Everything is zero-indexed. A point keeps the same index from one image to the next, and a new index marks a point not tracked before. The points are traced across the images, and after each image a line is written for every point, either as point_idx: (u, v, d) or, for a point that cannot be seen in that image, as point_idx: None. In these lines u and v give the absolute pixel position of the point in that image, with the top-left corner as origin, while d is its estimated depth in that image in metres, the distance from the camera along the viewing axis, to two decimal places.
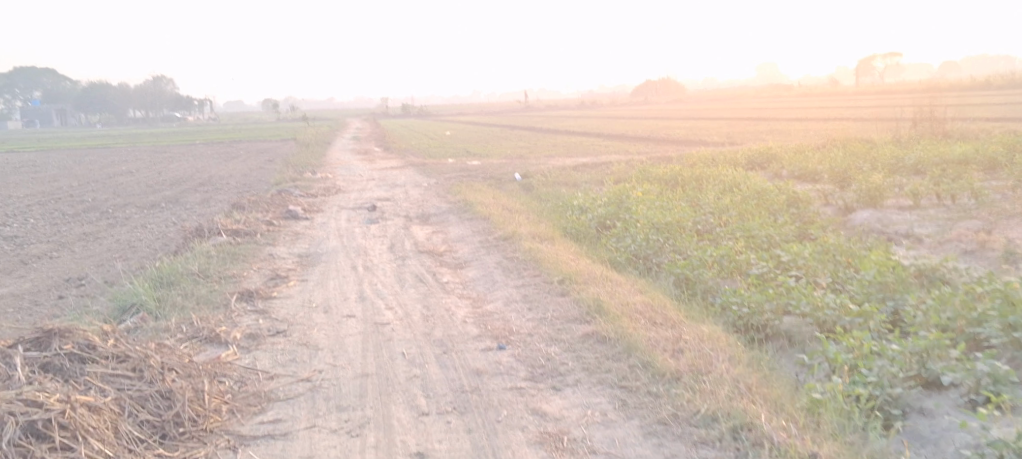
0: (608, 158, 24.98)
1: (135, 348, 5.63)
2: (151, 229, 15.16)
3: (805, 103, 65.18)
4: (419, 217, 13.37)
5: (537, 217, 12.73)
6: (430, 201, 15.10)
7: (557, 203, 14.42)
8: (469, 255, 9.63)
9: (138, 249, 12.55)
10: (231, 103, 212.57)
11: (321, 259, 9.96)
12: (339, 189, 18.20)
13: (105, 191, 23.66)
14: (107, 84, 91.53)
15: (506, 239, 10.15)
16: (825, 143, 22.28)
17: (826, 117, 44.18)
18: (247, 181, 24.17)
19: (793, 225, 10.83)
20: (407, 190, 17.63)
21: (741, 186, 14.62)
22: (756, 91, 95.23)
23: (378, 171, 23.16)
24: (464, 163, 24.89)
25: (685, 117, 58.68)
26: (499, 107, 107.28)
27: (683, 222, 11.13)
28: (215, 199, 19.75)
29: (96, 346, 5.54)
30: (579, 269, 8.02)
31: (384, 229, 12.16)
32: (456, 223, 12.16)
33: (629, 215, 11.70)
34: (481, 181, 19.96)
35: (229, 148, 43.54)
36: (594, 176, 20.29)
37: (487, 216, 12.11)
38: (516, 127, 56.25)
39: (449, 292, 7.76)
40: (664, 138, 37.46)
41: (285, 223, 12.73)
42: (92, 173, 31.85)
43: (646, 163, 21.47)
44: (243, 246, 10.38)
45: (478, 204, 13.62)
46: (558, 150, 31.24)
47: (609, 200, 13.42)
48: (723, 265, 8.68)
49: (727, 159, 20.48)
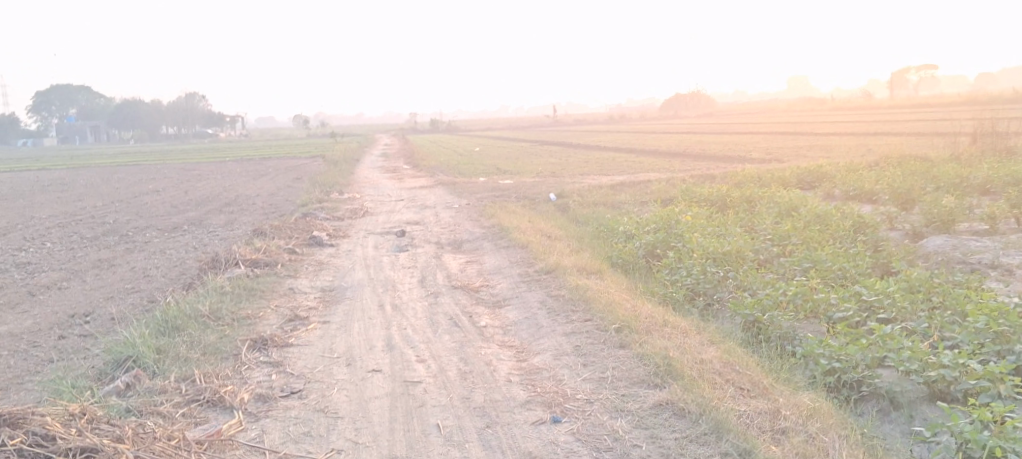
0: (646, 176, 23.95)
1: (104, 439, 4.81)
2: (169, 255, 14.41)
3: (842, 116, 63.53)
4: (451, 244, 12.46)
5: (579, 244, 11.78)
6: (463, 226, 14.20)
7: (600, 228, 13.46)
8: (509, 292, 8.68)
9: (152, 280, 11.77)
10: (262, 120, 214.89)
11: (346, 295, 9.08)
12: (367, 211, 17.37)
13: (128, 212, 23.08)
14: (140, 101, 92.28)
15: (549, 272, 9.22)
16: (877, 160, 21.05)
17: (867, 132, 42.69)
18: (272, 202, 23.46)
19: (866, 256, 9.79)
20: (438, 213, 16.74)
21: (798, 208, 13.52)
22: (789, 104, 93.45)
23: (407, 191, 22.31)
24: (496, 182, 23.99)
25: (719, 132, 57.33)
26: (527, 122, 106.69)
27: (742, 252, 10.16)
28: (239, 222, 19.03)
29: (57, 437, 4.76)
30: (637, 311, 7.05)
31: (413, 258, 11.26)
32: (492, 252, 11.23)
33: (682, 244, 10.73)
34: (515, 202, 19.03)
35: (257, 165, 43.07)
36: (634, 197, 19.25)
37: (526, 244, 11.17)
38: (547, 143, 55.40)
39: (489, 340, 6.82)
40: (701, 154, 36.27)
41: (309, 251, 11.88)
42: (118, 192, 31.43)
43: (688, 182, 20.39)
44: (261, 279, 9.53)
45: (515, 229, 12.68)
46: (591, 167, 30.25)
47: (655, 225, 12.43)
48: (798, 305, 7.71)
49: (774, 178, 19.34)
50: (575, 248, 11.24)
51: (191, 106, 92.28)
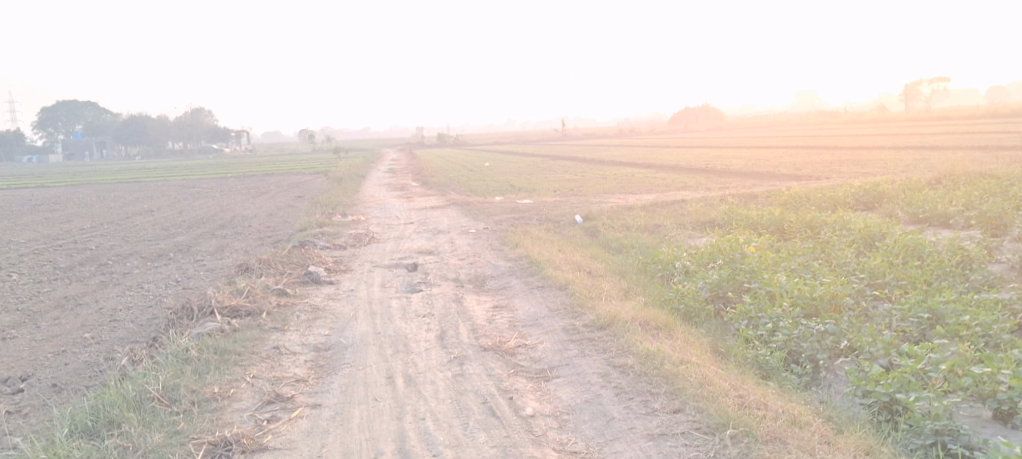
0: (679, 195, 21.95)
1: None
2: (145, 292, 12.52)
3: (863, 130, 61.44)
4: (473, 281, 10.57)
5: (628, 284, 9.85)
6: (484, 257, 12.26)
7: (645, 262, 11.52)
8: (553, 354, 6.78)
9: (117, 326, 9.90)
10: (271, 135, 214.75)
11: (347, 356, 7.22)
12: (373, 238, 15.46)
13: (115, 236, 21.25)
14: (145, 116, 90.97)
15: (602, 328, 7.32)
16: (937, 178, 18.97)
17: (899, 146, 40.60)
18: (271, 224, 21.58)
19: (997, 304, 7.82)
20: (453, 240, 14.80)
21: (878, 240, 11.49)
22: (803, 117, 91.50)
23: (417, 212, 20.42)
24: (514, 202, 22.03)
25: (736, 146, 55.36)
26: (537, 138, 105.01)
27: (838, 296, 8.27)
28: (232, 249, 17.17)
29: None
30: (746, 401, 5.21)
31: (428, 301, 9.35)
32: (523, 296, 9.32)
33: (757, 286, 8.85)
34: (537, 226, 17.10)
35: (259, 182, 41.22)
36: (670, 221, 17.28)
37: (564, 287, 9.25)
38: (559, 157, 53.50)
39: (541, 442, 5.05)
40: (725, 170, 34.19)
41: (303, 292, 10.01)
42: (110, 211, 29.62)
43: (728, 204, 18.38)
44: (241, 336, 7.70)
45: (548, 264, 10.74)
46: (614, 185, 28.30)
47: (716, 259, 10.47)
48: (945, 382, 5.81)
49: (826, 199, 17.33)
50: (625, 291, 9.33)
51: (198, 121, 90.88)
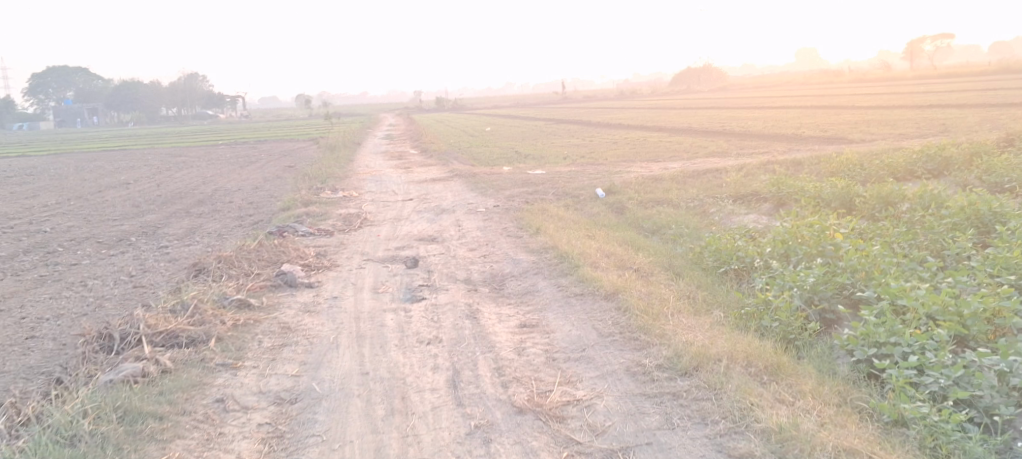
0: (708, 163, 19.61)
1: None
2: (85, 294, 10.26)
3: (879, 87, 58.88)
4: (488, 286, 8.34)
5: (690, 289, 7.64)
6: (499, 248, 9.98)
7: (702, 253, 9.25)
8: (623, 421, 4.66)
9: (30, 349, 7.61)
10: (267, 100, 210.90)
11: (317, 418, 5.06)
12: (366, 219, 13.23)
13: (77, 215, 18.87)
14: (135, 82, 87.93)
15: (687, 374, 5.06)
16: (1008, 138, 16.56)
17: (928, 103, 38.09)
18: (253, 201, 19.24)
19: None
20: (460, 222, 12.53)
21: (996, 226, 9.05)
22: (811, 75, 88.57)
23: (416, 187, 18.12)
24: (525, 173, 19.73)
25: (748, 106, 52.81)
26: (538, 101, 102.15)
27: (999, 314, 5.98)
28: (205, 232, 14.88)
29: None
30: None
31: (433, 317, 7.11)
32: (559, 310, 7.09)
33: (872, 299, 6.60)
34: (554, 204, 14.83)
35: (247, 151, 38.72)
36: (707, 197, 15.02)
37: (613, 298, 7.01)
38: (565, 120, 50.90)
39: None
40: (746, 133, 31.72)
41: (271, 304, 7.77)
42: (82, 185, 27.19)
43: (769, 175, 16.08)
44: (169, 384, 5.52)
45: (583, 261, 8.50)
46: (630, 152, 25.95)
47: (797, 252, 8.18)
48: None
49: (885, 167, 14.97)
50: (691, 303, 7.08)
51: (189, 86, 87.91)
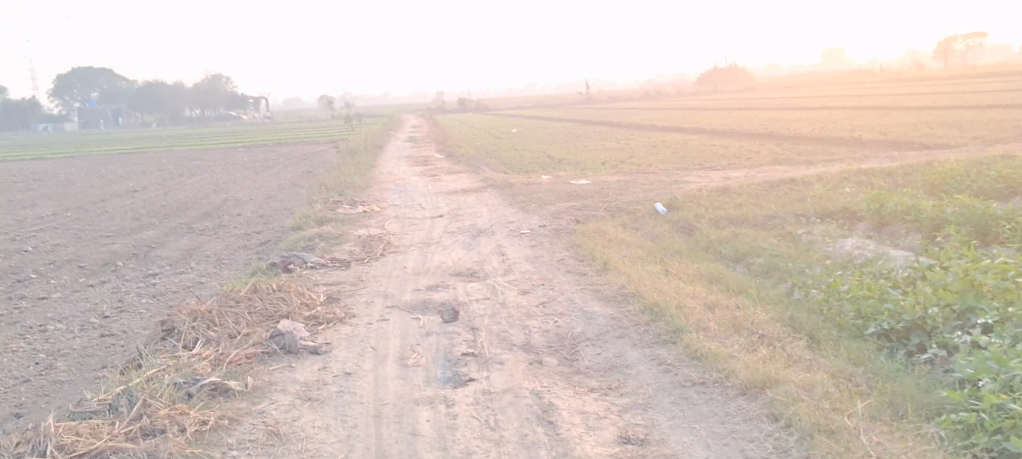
0: (774, 172, 17.19)
1: None
2: (35, 346, 8.11)
3: (923, 86, 55.87)
4: (555, 357, 6.06)
5: (847, 371, 5.29)
6: (561, 292, 7.71)
7: (831, 304, 6.90)
8: None
9: None
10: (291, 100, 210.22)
11: None
12: (390, 243, 11.02)
13: (67, 231, 16.83)
14: (158, 83, 86.61)
15: None
16: None
17: (991, 102, 35.27)
18: (264, 214, 17.12)
19: None
20: (504, 250, 10.27)
21: None
22: (845, 73, 85.29)
23: (446, 199, 15.87)
24: (568, 183, 17.42)
25: (785, 107, 49.95)
26: (563, 103, 99.75)
27: None
28: (203, 255, 12.74)
29: None
30: None
31: (489, 419, 4.90)
32: (675, 413, 4.83)
33: None
34: (607, 223, 12.53)
35: (264, 155, 36.75)
36: (789, 214, 12.62)
37: (760, 404, 4.78)
38: (596, 121, 48.43)
39: None
40: (798, 136, 29.18)
41: (258, 385, 5.55)
42: (85, 193, 25.24)
43: (856, 190, 13.63)
44: None
45: (687, 321, 6.20)
46: (676, 157, 23.52)
47: (985, 308, 5.80)
48: None
49: (1004, 181, 12.43)
50: (869, 402, 4.74)
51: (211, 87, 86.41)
